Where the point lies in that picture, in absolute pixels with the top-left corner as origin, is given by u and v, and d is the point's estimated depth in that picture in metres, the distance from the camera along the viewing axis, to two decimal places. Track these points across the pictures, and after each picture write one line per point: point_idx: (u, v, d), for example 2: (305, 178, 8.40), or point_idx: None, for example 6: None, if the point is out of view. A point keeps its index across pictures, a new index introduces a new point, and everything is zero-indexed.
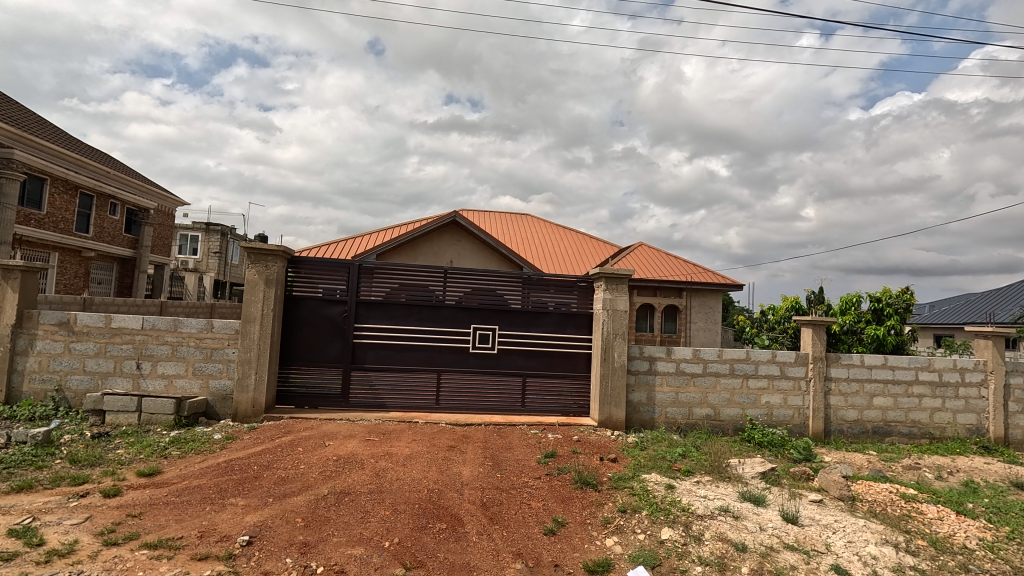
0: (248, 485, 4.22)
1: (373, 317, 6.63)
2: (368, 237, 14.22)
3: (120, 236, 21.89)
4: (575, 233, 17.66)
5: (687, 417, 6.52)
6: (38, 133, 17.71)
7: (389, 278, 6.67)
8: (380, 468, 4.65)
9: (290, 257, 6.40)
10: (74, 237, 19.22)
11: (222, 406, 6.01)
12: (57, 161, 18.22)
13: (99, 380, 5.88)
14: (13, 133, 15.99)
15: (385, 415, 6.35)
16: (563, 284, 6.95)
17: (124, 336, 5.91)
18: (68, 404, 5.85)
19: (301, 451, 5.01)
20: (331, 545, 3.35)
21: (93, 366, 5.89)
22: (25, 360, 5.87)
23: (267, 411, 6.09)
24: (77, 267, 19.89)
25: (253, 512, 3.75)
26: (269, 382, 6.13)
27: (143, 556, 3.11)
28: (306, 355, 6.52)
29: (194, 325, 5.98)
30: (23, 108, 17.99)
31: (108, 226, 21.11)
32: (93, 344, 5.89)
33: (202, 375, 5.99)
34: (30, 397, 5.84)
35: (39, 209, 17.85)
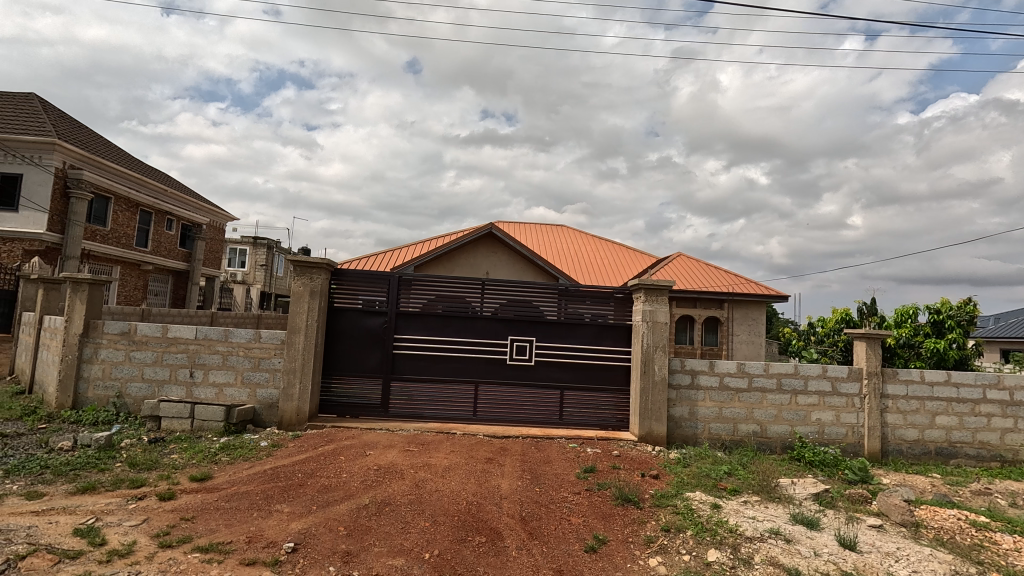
0: (293, 492, 4.32)
1: (412, 328, 6.73)
2: (407, 249, 14.53)
3: (176, 250, 23.15)
4: (612, 244, 17.50)
5: (731, 434, 6.29)
6: (104, 155, 19.18)
7: (427, 290, 6.77)
8: (419, 479, 4.69)
9: (333, 269, 6.58)
10: (135, 252, 20.47)
11: (268, 414, 6.19)
12: (120, 181, 19.57)
13: (155, 388, 6.18)
14: (81, 155, 17.45)
15: (424, 426, 6.40)
16: (600, 296, 6.87)
17: (178, 345, 6.20)
18: (127, 410, 6.17)
19: (342, 460, 5.11)
20: (372, 555, 3.38)
21: (150, 374, 6.19)
22: (90, 367, 6.25)
23: (310, 420, 6.25)
24: (137, 280, 21.15)
25: (298, 519, 3.83)
26: (312, 391, 6.29)
27: (195, 558, 3.22)
28: (347, 365, 6.66)
29: (243, 335, 6.22)
30: (93, 133, 19.60)
31: (165, 240, 22.39)
32: (150, 353, 6.20)
33: (249, 384, 6.20)
34: (93, 403, 6.20)
35: (104, 226, 19.08)
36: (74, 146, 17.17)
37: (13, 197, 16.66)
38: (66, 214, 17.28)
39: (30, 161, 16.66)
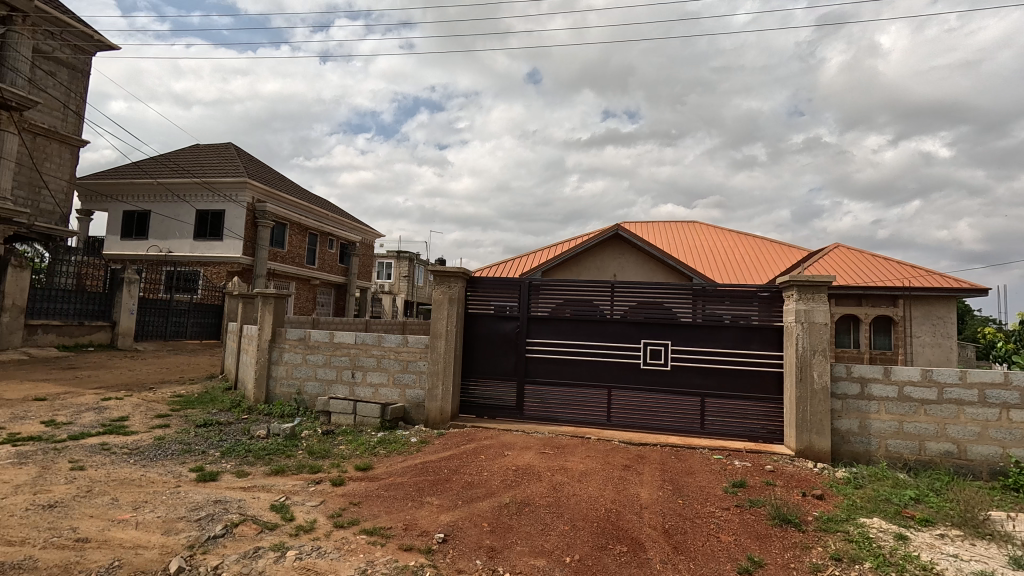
0: (440, 486, 4.65)
1: (543, 333, 6.85)
2: (534, 255, 14.86)
3: (336, 266, 26.47)
4: (755, 238, 16.02)
5: (917, 453, 5.34)
6: (281, 189, 22.78)
7: (556, 295, 6.84)
8: (557, 482, 4.73)
9: (468, 277, 6.97)
10: (305, 269, 23.85)
11: (416, 413, 6.74)
12: (293, 209, 23.05)
13: (325, 386, 7.10)
14: (264, 190, 20.99)
15: (558, 429, 6.46)
16: (742, 296, 6.33)
17: (342, 349, 7.05)
18: (305, 405, 7.17)
19: (483, 459, 5.36)
20: (515, 553, 3.48)
21: (321, 374, 7.13)
22: (277, 368, 7.39)
23: (452, 419, 6.67)
24: (307, 293, 24.60)
25: (446, 512, 4.11)
26: (453, 393, 6.71)
27: (363, 539, 3.62)
28: (484, 368, 6.99)
29: (393, 340, 6.86)
30: (273, 171, 23.44)
31: (328, 258, 25.74)
32: (321, 355, 7.14)
33: (400, 384, 6.81)
34: (280, 398, 7.31)
35: (282, 248, 22.52)
36: (259, 183, 20.72)
37: (219, 229, 20.48)
38: (255, 240, 20.84)
39: (229, 198, 20.40)
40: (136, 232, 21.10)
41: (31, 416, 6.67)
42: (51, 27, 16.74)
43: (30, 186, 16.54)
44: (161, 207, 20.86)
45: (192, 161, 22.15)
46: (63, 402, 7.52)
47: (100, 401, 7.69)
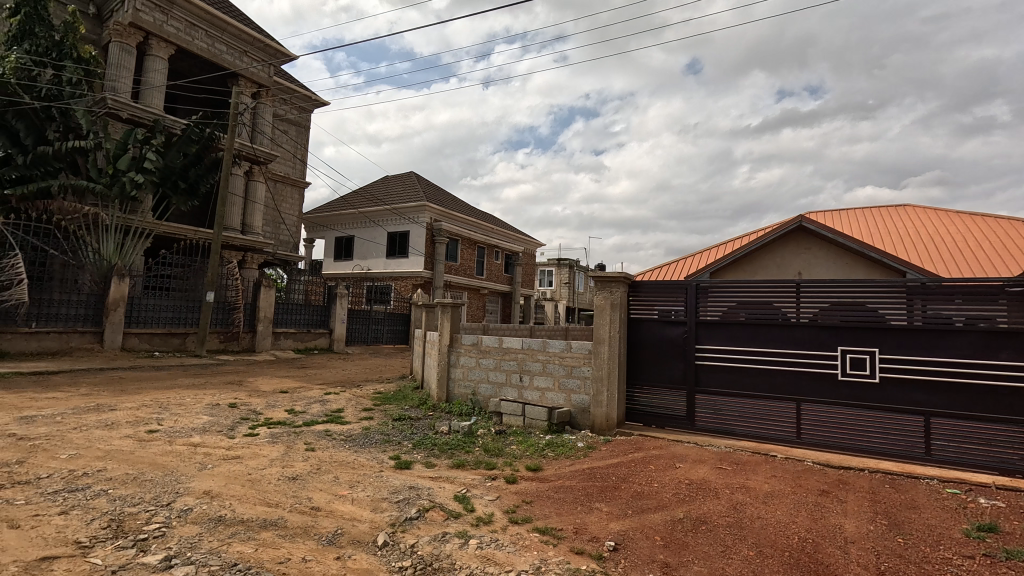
0: (609, 493, 4.62)
1: (715, 339, 6.37)
2: (700, 254, 13.92)
3: (502, 276, 28.23)
4: (998, 219, 12.73)
5: None
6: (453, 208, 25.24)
7: (728, 297, 6.31)
8: (737, 501, 4.33)
9: (630, 282, 6.84)
10: (476, 280, 26.00)
11: (582, 417, 6.80)
12: (463, 226, 25.35)
13: (497, 389, 7.59)
14: (439, 210, 23.48)
15: (736, 444, 5.92)
16: (980, 293, 5.09)
17: (511, 354, 7.48)
18: (480, 405, 7.75)
19: (653, 469, 5.17)
20: (692, 572, 3.28)
21: (493, 377, 7.65)
22: (455, 370, 8.14)
23: (619, 427, 6.57)
24: (478, 302, 26.75)
25: (616, 520, 4.06)
26: (619, 399, 6.62)
27: (536, 537, 3.78)
28: (650, 375, 6.75)
29: (557, 346, 7.05)
30: (446, 194, 26.15)
31: (494, 268, 27.64)
32: (492, 359, 7.67)
33: (565, 389, 6.95)
34: (459, 397, 8.03)
35: (455, 261, 24.84)
36: (435, 205, 23.26)
37: (405, 247, 23.42)
38: (434, 256, 23.41)
39: (412, 220, 23.23)
40: (344, 254, 25.23)
41: (278, 404, 8.43)
42: (284, 95, 21.07)
43: (273, 223, 20.95)
44: (361, 232, 24.63)
45: (382, 191, 25.76)
46: (299, 395, 9.34)
47: (323, 395, 9.37)
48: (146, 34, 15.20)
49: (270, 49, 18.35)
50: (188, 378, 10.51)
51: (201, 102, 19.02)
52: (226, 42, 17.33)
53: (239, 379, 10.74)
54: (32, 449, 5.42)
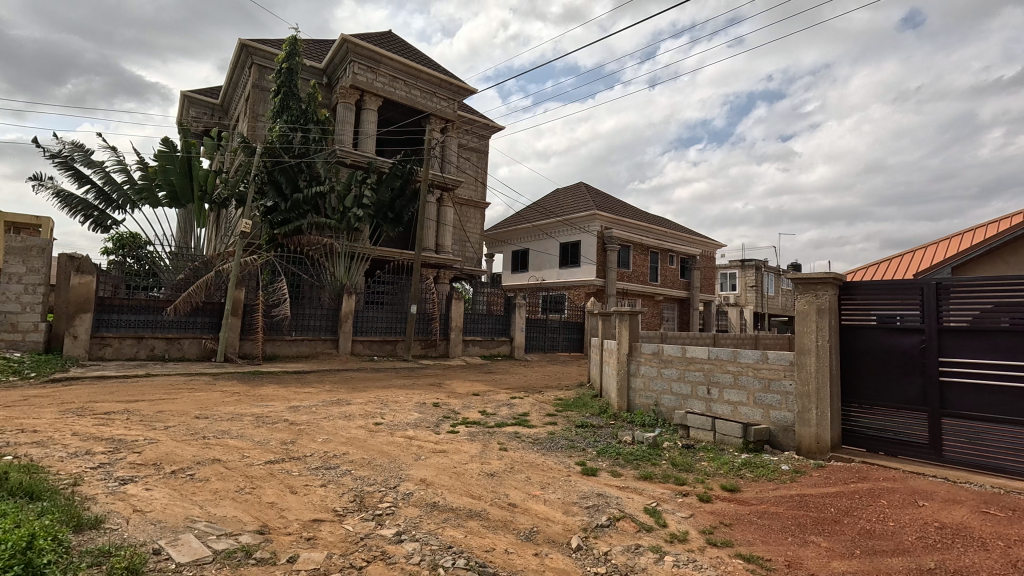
0: (827, 527, 4.04)
1: (968, 350, 5.14)
2: (934, 245, 11.45)
3: (678, 281, 27.13)
4: None
5: None
6: (624, 215, 25.10)
7: (987, 298, 5.06)
8: (1018, 558, 3.41)
9: (841, 284, 5.93)
10: (650, 286, 25.50)
11: (784, 437, 6.07)
12: (635, 231, 25.00)
13: (682, 400, 7.23)
14: (610, 218, 23.56)
15: (1008, 484, 4.67)
16: None
17: (696, 364, 7.08)
18: (663, 417, 7.47)
19: (885, 504, 4.37)
20: None
21: (677, 388, 7.31)
22: (635, 380, 8.00)
23: (833, 451, 5.70)
24: (653, 309, 26.23)
25: (839, 559, 3.53)
26: (832, 419, 5.75)
27: (740, 565, 3.50)
28: (874, 392, 5.73)
29: (751, 356, 6.44)
30: (616, 202, 26.21)
31: (669, 274, 26.70)
32: (675, 370, 7.35)
33: (762, 405, 6.29)
34: (640, 407, 7.85)
35: (628, 268, 24.65)
36: (606, 213, 23.43)
37: (577, 257, 23.91)
38: (605, 264, 23.50)
39: (583, 229, 23.65)
40: (520, 266, 26.78)
41: (472, 406, 9.29)
42: (466, 126, 23.39)
43: (460, 241, 23.29)
44: (535, 245, 25.88)
45: (554, 204, 26.74)
46: (488, 397, 10.18)
47: (510, 399, 10.05)
48: (361, 92, 18.46)
49: (455, 87, 20.54)
50: (400, 379, 12.25)
51: (402, 142, 22.21)
52: (420, 87, 19.90)
53: (439, 381, 12.14)
54: (299, 432, 6.89)
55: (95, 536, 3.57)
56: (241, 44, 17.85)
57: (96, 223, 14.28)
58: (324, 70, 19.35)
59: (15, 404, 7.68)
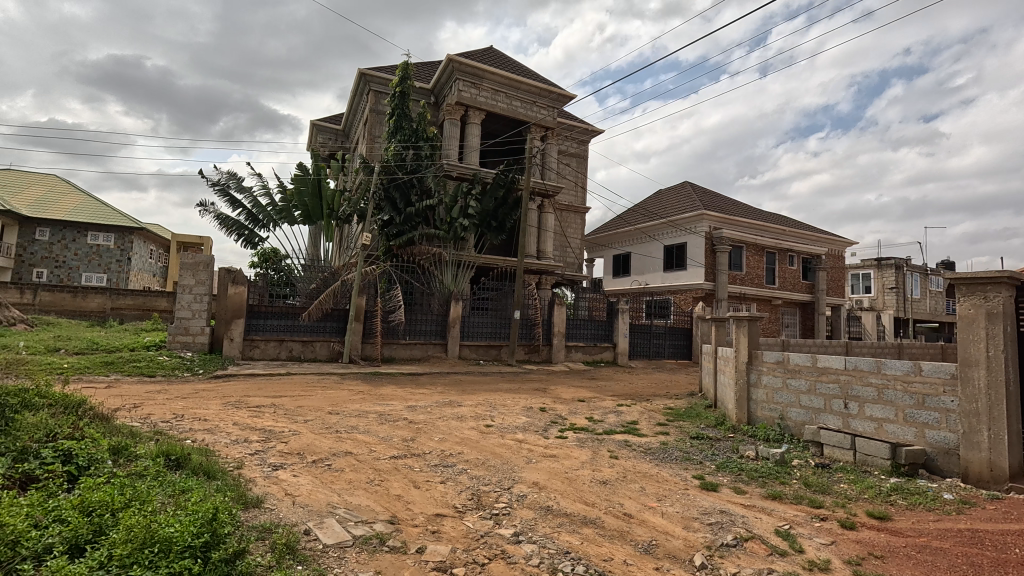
0: (1011, 570, 3.45)
1: None
2: None
3: (799, 284, 24.88)
4: None
5: None
6: (735, 214, 23.54)
7: None
8: None
9: (1019, 284, 5.06)
10: (766, 289, 23.65)
11: (945, 462, 5.27)
12: (748, 231, 23.31)
13: (813, 415, 6.58)
14: (720, 218, 22.19)
15: None
16: None
17: (829, 375, 6.41)
18: (791, 433, 6.84)
19: None
20: None
21: (807, 401, 6.67)
22: (757, 391, 7.43)
23: (1013, 481, 4.84)
24: (771, 314, 24.35)
25: None
26: (1011, 444, 4.89)
27: None
28: None
29: (899, 367, 5.69)
30: (726, 200, 24.70)
31: (789, 275, 24.59)
32: (805, 381, 6.71)
33: (915, 423, 5.52)
34: (763, 421, 7.27)
35: (741, 270, 23.07)
36: (715, 213, 22.13)
37: (683, 260, 22.86)
38: (715, 266, 22.19)
39: (689, 230, 22.55)
40: (622, 271, 26.18)
41: (579, 412, 9.23)
42: (566, 132, 23.49)
43: (560, 247, 23.37)
44: (638, 248, 25.16)
45: (657, 205, 25.85)
46: (595, 404, 10.05)
47: (617, 406, 9.84)
48: (466, 108, 19.28)
49: (554, 94, 20.74)
50: (506, 383, 12.53)
51: (503, 152, 22.85)
52: (521, 98, 20.34)
53: (543, 386, 12.23)
54: (418, 431, 7.33)
55: (258, 513, 4.09)
56: (360, 73, 19.55)
57: (246, 241, 16.44)
58: (432, 89, 20.58)
59: (190, 395, 9.06)
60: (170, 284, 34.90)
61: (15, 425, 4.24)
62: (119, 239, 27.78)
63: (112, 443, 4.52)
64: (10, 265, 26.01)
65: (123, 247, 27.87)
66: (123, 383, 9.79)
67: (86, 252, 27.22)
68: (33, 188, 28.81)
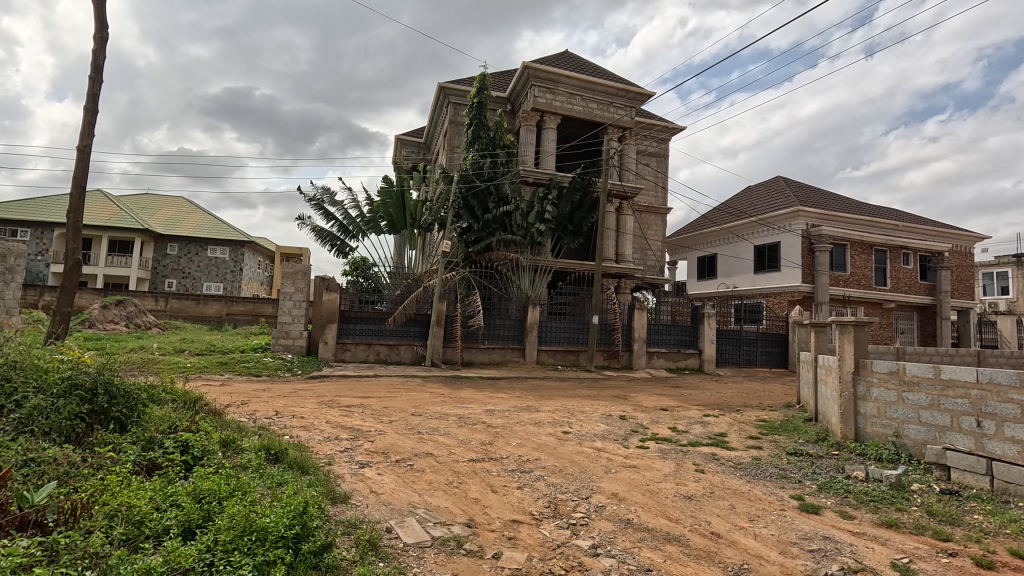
0: None
1: None
2: None
3: (916, 285, 22.22)
4: None
5: None
6: (837, 209, 21.57)
7: None
8: None
9: None
10: (875, 291, 21.41)
11: None
12: (853, 227, 21.24)
13: (936, 434, 5.79)
14: (819, 214, 20.45)
15: None
16: None
17: (957, 389, 5.62)
18: (909, 453, 6.06)
19: None
20: None
21: (928, 418, 5.89)
22: (866, 404, 6.67)
23: None
24: (881, 318, 21.96)
25: None
26: None
27: None
28: None
29: None
30: (825, 195, 22.73)
31: (904, 275, 22.01)
32: (925, 396, 5.93)
33: None
34: (874, 438, 6.50)
35: (844, 271, 21.08)
36: (812, 209, 20.45)
37: (776, 260, 21.28)
38: (814, 266, 20.44)
39: (783, 228, 20.97)
40: (708, 273, 24.86)
41: (662, 421, 8.82)
42: (644, 131, 22.79)
43: (640, 250, 22.69)
44: (725, 249, 23.77)
45: (746, 203, 24.32)
46: (679, 414, 9.57)
47: (703, 416, 9.28)
48: (541, 113, 19.36)
49: (632, 94, 20.22)
50: (585, 389, 12.30)
51: (579, 155, 22.64)
52: (597, 99, 20.07)
53: (624, 393, 11.87)
54: (496, 435, 7.38)
55: (345, 509, 4.31)
56: (440, 87, 20.30)
57: (339, 251, 17.61)
58: (508, 97, 20.89)
59: (290, 394, 9.81)
60: (274, 291, 38.25)
61: (144, 417, 4.80)
62: (232, 252, 30.92)
63: (222, 436, 4.99)
64: (147, 276, 29.84)
65: (236, 259, 30.99)
66: (234, 381, 10.85)
67: (206, 264, 30.61)
68: (165, 209, 32.85)
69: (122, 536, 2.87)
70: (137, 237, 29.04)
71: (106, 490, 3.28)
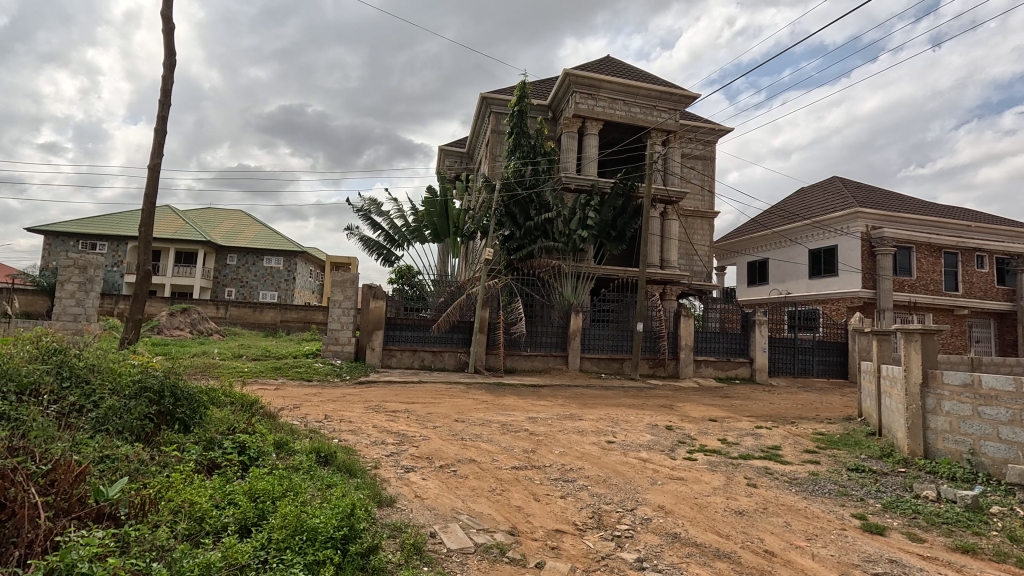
0: None
1: None
2: None
3: (993, 290, 20.58)
4: None
5: None
6: (900, 210, 20.33)
7: None
8: None
9: None
10: (945, 297, 20.00)
11: None
12: (919, 228, 19.94)
13: (1019, 453, 5.33)
14: (880, 215, 19.32)
15: None
16: None
17: None
18: (987, 472, 5.60)
19: None
20: None
21: (1010, 435, 5.44)
22: (936, 419, 6.21)
23: None
24: (953, 326, 20.45)
25: None
26: None
27: None
28: None
29: None
30: (886, 195, 21.50)
31: (978, 280, 20.41)
32: (1005, 411, 5.49)
33: None
34: (947, 455, 6.03)
35: (910, 275, 19.78)
36: (873, 210, 19.35)
37: (833, 265, 20.24)
38: (875, 270, 19.30)
39: (840, 231, 19.95)
40: (759, 279, 23.93)
41: (710, 432, 8.53)
42: (689, 134, 22.28)
43: (687, 255, 22.12)
44: (777, 253, 22.84)
45: (799, 205, 23.30)
46: (728, 425, 9.23)
47: (755, 428, 8.89)
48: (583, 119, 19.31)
49: (676, 96, 19.82)
50: (629, 398, 12.07)
51: (622, 160, 22.40)
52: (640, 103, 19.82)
53: (670, 403, 11.58)
54: (539, 443, 7.34)
55: (391, 512, 4.40)
56: (482, 97, 20.62)
57: (385, 259, 18.11)
58: (549, 105, 20.96)
59: (339, 398, 10.15)
60: (325, 299, 39.74)
61: (205, 419, 5.09)
62: (286, 261, 32.37)
63: (276, 438, 5.22)
64: (209, 285, 31.69)
65: (289, 268, 32.44)
66: (287, 385, 11.29)
67: (262, 273, 32.23)
68: (225, 222, 34.85)
69: (185, 531, 3.04)
70: (201, 249, 30.92)
71: (171, 487, 3.50)
